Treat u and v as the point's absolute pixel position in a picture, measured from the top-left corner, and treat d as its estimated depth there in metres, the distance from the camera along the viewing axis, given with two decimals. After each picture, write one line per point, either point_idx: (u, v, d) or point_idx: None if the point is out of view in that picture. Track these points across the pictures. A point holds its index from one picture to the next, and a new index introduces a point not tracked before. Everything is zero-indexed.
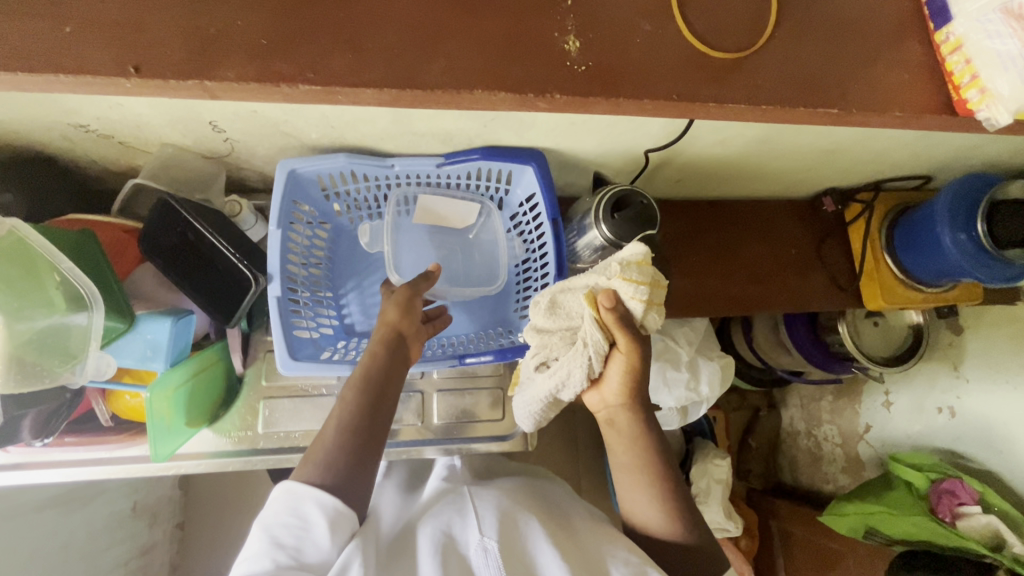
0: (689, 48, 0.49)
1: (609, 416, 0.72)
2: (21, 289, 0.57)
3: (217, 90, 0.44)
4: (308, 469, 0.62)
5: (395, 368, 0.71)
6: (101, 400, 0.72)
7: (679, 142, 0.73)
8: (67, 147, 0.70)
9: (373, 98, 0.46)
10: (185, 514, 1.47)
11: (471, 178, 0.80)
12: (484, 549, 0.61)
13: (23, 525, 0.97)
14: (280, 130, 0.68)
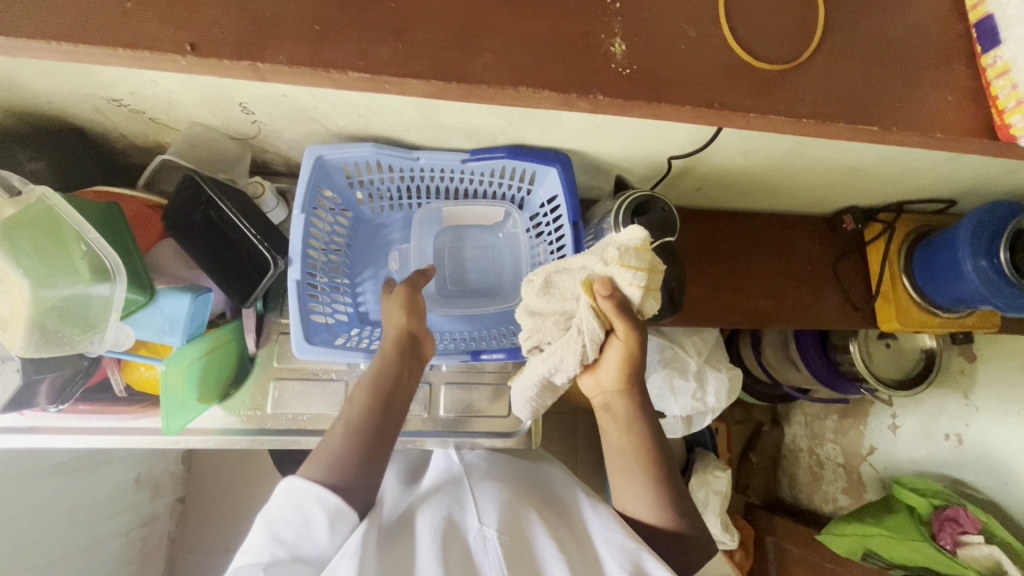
0: (735, 56, 0.49)
1: (605, 400, 0.71)
2: (46, 255, 0.58)
3: (267, 72, 0.44)
4: (314, 467, 0.63)
5: (408, 371, 0.73)
6: (116, 370, 0.73)
7: (703, 151, 0.73)
8: (99, 121, 0.71)
9: (417, 89, 0.46)
10: (186, 489, 1.50)
11: (494, 175, 0.80)
12: (483, 538, 0.63)
13: (30, 489, 0.99)
14: (308, 115, 0.69)
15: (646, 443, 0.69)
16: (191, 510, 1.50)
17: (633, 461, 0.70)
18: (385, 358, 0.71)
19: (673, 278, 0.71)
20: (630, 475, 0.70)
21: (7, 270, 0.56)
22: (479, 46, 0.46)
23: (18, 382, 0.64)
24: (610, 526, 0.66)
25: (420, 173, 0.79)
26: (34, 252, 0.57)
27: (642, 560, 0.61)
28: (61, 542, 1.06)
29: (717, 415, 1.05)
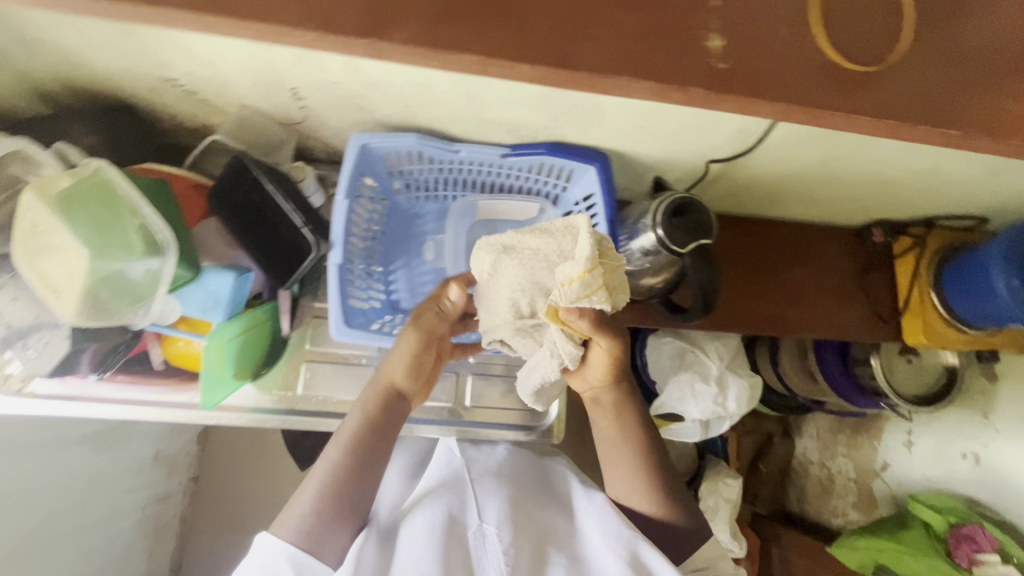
0: (821, 56, 0.47)
1: (594, 395, 0.81)
2: (103, 225, 0.60)
3: (384, 51, 0.41)
4: (283, 526, 0.65)
5: (388, 429, 0.74)
6: (156, 345, 0.75)
7: (742, 156, 0.74)
8: (152, 100, 0.73)
9: (521, 75, 0.43)
10: (200, 468, 1.52)
11: (532, 171, 0.81)
12: (483, 535, 0.67)
13: (57, 458, 1.00)
14: (357, 103, 0.70)
15: (640, 430, 0.80)
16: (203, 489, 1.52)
17: (630, 447, 0.79)
18: (365, 418, 0.73)
19: (707, 282, 0.70)
20: (625, 463, 0.79)
21: (68, 239, 0.58)
22: (575, 36, 0.44)
23: (66, 349, 0.67)
24: (608, 519, 0.71)
25: (460, 165, 0.80)
26: (92, 222, 0.60)
27: (637, 549, 0.67)
28: (83, 512, 1.08)
29: (735, 422, 1.05)
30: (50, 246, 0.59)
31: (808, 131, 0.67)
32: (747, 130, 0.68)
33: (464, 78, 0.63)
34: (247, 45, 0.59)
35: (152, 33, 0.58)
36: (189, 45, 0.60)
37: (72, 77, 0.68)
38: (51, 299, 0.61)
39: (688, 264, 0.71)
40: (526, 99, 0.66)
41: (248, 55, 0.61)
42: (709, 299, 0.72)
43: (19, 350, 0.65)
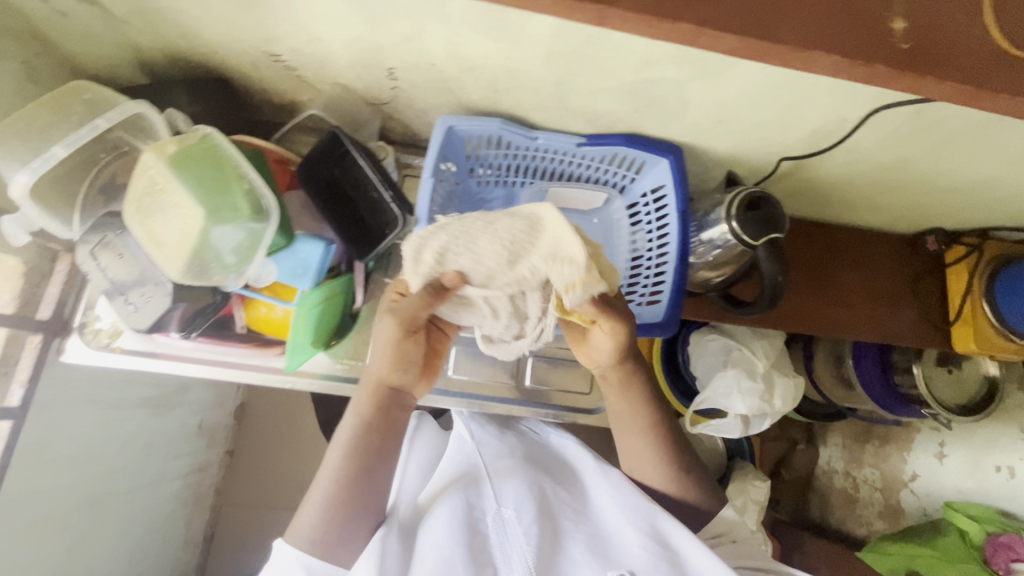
0: (995, 45, 0.42)
1: (600, 372, 0.78)
2: (210, 184, 0.63)
3: (611, 18, 0.39)
4: (299, 536, 0.67)
5: (386, 429, 0.71)
6: (240, 308, 0.78)
7: (814, 155, 0.76)
8: (249, 75, 0.76)
9: (727, 47, 0.41)
10: (235, 443, 1.55)
11: (603, 162, 0.84)
12: (501, 520, 0.71)
13: (121, 419, 1.04)
14: (447, 87, 0.73)
15: (649, 409, 0.78)
16: (238, 463, 1.55)
17: (643, 421, 0.79)
18: (361, 423, 0.70)
19: (776, 276, 0.72)
20: (641, 438, 0.79)
21: (186, 198, 0.62)
22: (777, 9, 0.40)
23: (163, 307, 0.70)
24: (625, 493, 0.74)
25: (535, 152, 0.82)
26: (200, 181, 0.63)
27: (655, 522, 0.70)
28: (138, 474, 1.11)
29: (776, 419, 1.07)
30: (165, 207, 0.63)
31: (885, 132, 0.69)
32: (823, 129, 0.70)
33: (560, 66, 0.66)
34: (359, 24, 0.62)
35: (272, 9, 0.62)
36: (303, 22, 0.63)
37: (179, 49, 0.72)
38: (161, 255, 0.65)
39: (760, 257, 0.72)
40: (614, 89, 0.69)
41: (357, 33, 0.64)
42: (775, 294, 0.73)
43: (125, 301, 0.72)
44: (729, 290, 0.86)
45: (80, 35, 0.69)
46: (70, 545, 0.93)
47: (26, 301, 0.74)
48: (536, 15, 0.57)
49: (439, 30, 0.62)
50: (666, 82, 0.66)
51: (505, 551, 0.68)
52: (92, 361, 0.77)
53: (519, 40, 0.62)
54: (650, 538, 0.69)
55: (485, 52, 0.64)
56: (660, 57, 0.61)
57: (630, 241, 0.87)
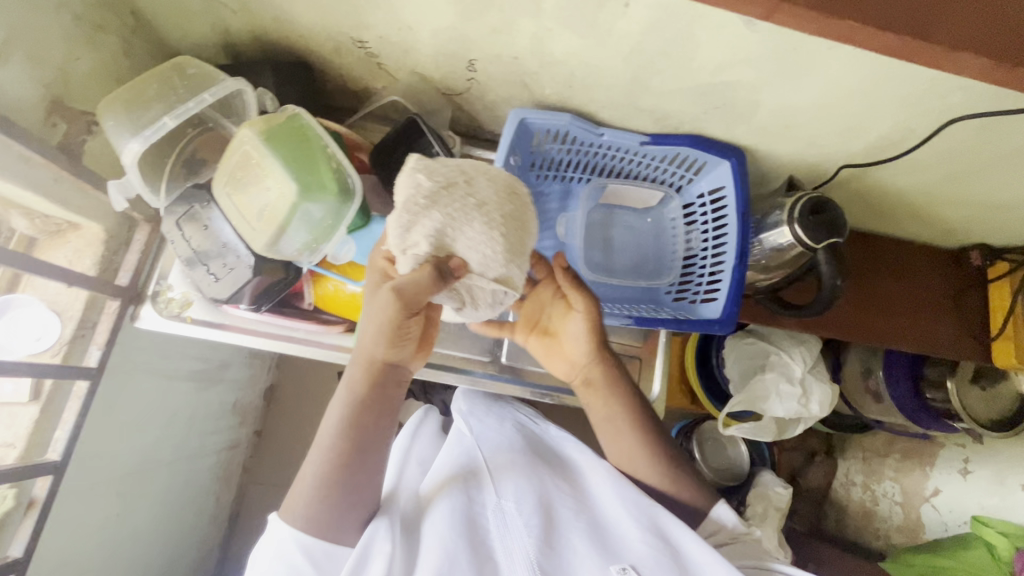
0: None
1: (584, 376, 0.77)
2: (298, 157, 0.65)
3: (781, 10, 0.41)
4: (293, 514, 0.63)
5: (380, 404, 0.64)
6: (308, 284, 0.81)
7: (874, 164, 0.78)
8: (329, 60, 0.79)
9: (881, 44, 0.43)
10: (263, 424, 1.56)
11: (664, 161, 0.86)
12: (501, 512, 0.68)
13: (173, 394, 1.05)
14: (523, 80, 0.75)
15: (632, 412, 0.76)
16: (265, 444, 1.56)
17: (629, 426, 0.76)
18: (353, 399, 0.63)
19: (836, 279, 0.74)
20: (629, 441, 0.75)
21: (279, 173, 0.64)
22: (937, 8, 0.42)
23: (246, 278, 0.73)
24: (625, 490, 0.71)
25: (599, 149, 0.85)
26: (285, 152, 0.65)
27: (656, 520, 0.68)
28: (181, 445, 1.13)
29: (810, 424, 1.08)
30: (247, 175, 0.67)
31: (950, 143, 0.70)
32: (888, 138, 0.72)
33: (640, 65, 0.68)
34: (450, 14, 0.65)
35: None
36: (397, 11, 0.66)
37: (267, 31, 0.74)
38: (251, 227, 0.68)
39: (820, 260, 0.75)
40: (688, 90, 0.71)
41: (447, 24, 0.67)
42: (834, 297, 0.75)
43: (206, 271, 0.75)
44: (779, 293, 0.88)
45: (176, 15, 0.72)
46: (118, 509, 0.95)
47: (105, 267, 0.77)
48: (628, 13, 0.59)
49: (529, 24, 0.64)
50: (742, 85, 0.68)
51: (506, 546, 0.65)
52: (164, 328, 0.79)
53: (606, 38, 0.64)
54: (652, 536, 0.67)
55: (570, 47, 0.66)
56: (742, 60, 0.63)
57: (684, 240, 0.90)
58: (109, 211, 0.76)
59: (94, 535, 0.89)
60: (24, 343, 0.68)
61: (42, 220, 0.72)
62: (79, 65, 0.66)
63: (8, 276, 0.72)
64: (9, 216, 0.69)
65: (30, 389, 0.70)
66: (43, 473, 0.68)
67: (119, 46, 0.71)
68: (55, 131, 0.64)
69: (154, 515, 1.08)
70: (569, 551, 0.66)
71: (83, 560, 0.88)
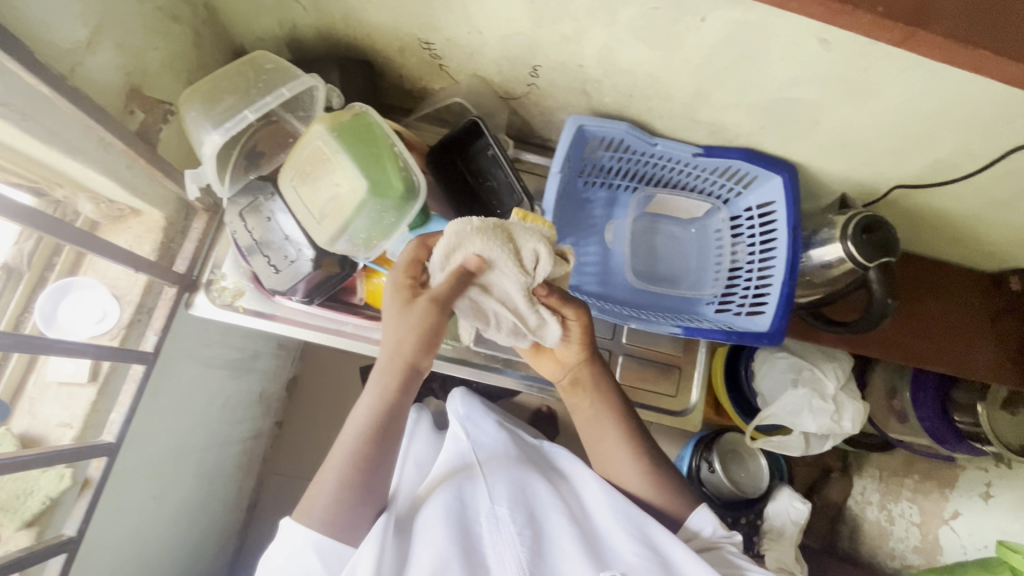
0: None
1: (573, 376, 0.76)
2: (363, 153, 0.67)
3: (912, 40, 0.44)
4: (308, 516, 0.62)
5: (403, 411, 0.65)
6: (360, 278, 0.82)
7: (926, 185, 0.78)
8: (391, 60, 0.80)
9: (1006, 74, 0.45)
10: (284, 415, 1.53)
11: (714, 174, 0.87)
12: (495, 517, 0.67)
13: (207, 381, 1.04)
14: (583, 87, 0.76)
15: (622, 418, 0.76)
16: (285, 436, 1.53)
17: (615, 431, 0.75)
18: (383, 399, 0.64)
19: (887, 299, 0.74)
20: (614, 441, 0.75)
21: (351, 169, 0.66)
22: None
23: (304, 271, 0.73)
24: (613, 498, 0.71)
25: (650, 158, 0.86)
26: (351, 147, 0.67)
27: (645, 529, 0.67)
28: (212, 432, 1.13)
29: (840, 440, 1.08)
30: (315, 176, 0.69)
31: (1008, 168, 0.70)
32: (945, 160, 0.72)
33: (706, 78, 0.68)
34: (522, 20, 0.66)
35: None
36: (469, 14, 0.67)
37: (334, 29, 0.75)
38: (314, 222, 0.70)
39: (870, 278, 0.75)
40: (750, 105, 0.72)
41: (516, 29, 0.67)
42: (883, 315, 0.75)
43: (265, 260, 0.75)
44: (821, 310, 0.89)
45: (248, 11, 0.73)
46: (154, 493, 0.95)
47: (163, 254, 0.77)
48: (704, 27, 0.60)
49: (601, 34, 0.65)
50: (807, 103, 0.68)
51: (498, 549, 0.65)
52: (216, 317, 0.80)
53: (676, 50, 0.65)
54: (641, 544, 0.66)
55: (638, 57, 0.67)
56: (812, 78, 0.64)
57: (730, 254, 0.91)
58: (169, 198, 0.77)
59: (131, 518, 0.90)
60: (82, 326, 0.71)
61: (107, 205, 0.73)
62: (156, 54, 0.67)
63: (72, 259, 0.74)
64: (77, 199, 0.70)
65: (88, 370, 0.71)
66: (99, 454, 0.69)
67: (191, 37, 0.72)
68: (133, 119, 0.65)
69: (184, 501, 1.08)
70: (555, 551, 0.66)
71: (120, 542, 0.88)
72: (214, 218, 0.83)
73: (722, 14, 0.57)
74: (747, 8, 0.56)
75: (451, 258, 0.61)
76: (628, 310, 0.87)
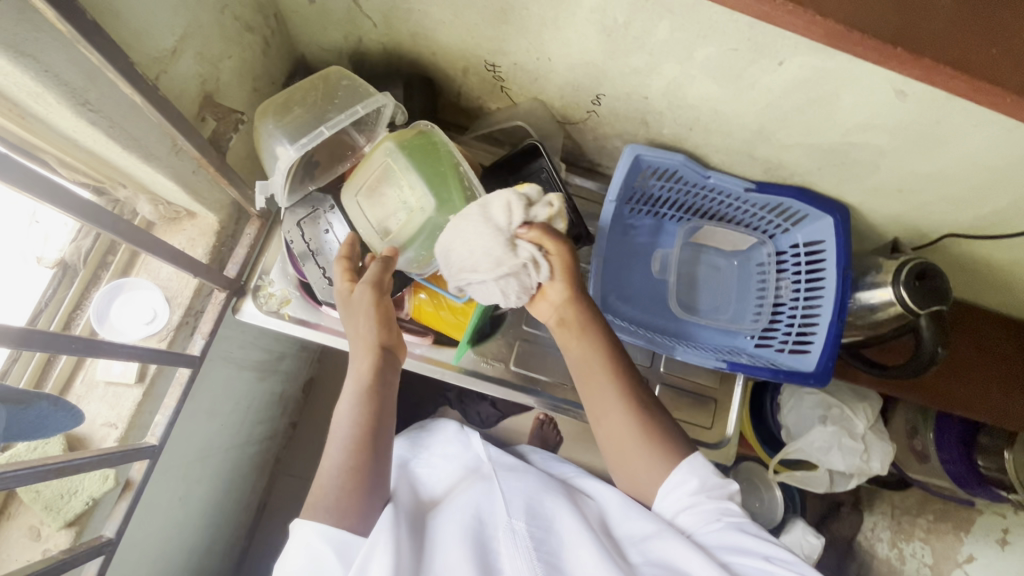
0: None
1: (559, 316, 0.69)
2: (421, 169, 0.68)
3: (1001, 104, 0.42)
4: (315, 509, 0.61)
5: (384, 391, 0.67)
6: (407, 294, 0.81)
7: (980, 234, 0.78)
8: (453, 79, 0.80)
9: None
10: (300, 416, 1.48)
11: (763, 209, 0.87)
12: (512, 530, 0.64)
13: (234, 381, 1.02)
14: (644, 118, 0.76)
15: (615, 353, 0.68)
16: (299, 437, 1.48)
17: (610, 381, 0.67)
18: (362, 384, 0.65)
19: (936, 346, 0.74)
20: (613, 384, 0.68)
21: (420, 193, 0.67)
22: None
23: None
24: (631, 509, 0.69)
25: (701, 190, 0.86)
26: (417, 161, 0.68)
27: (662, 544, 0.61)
28: (235, 432, 1.11)
29: (865, 480, 1.08)
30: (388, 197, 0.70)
31: None
32: (1002, 214, 0.72)
33: (771, 118, 0.69)
34: (595, 52, 0.66)
35: (517, 26, 0.66)
36: (542, 42, 0.67)
37: (401, 46, 0.75)
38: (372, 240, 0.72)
39: (920, 325, 0.76)
40: (811, 146, 0.72)
41: (586, 59, 0.68)
42: (931, 363, 0.76)
43: (319, 269, 0.75)
44: (864, 351, 0.89)
45: (317, 24, 0.74)
46: (179, 494, 0.94)
47: (214, 258, 0.77)
48: (780, 71, 0.61)
49: (673, 69, 0.65)
50: (870, 149, 0.69)
51: (510, 559, 0.61)
52: (262, 323, 0.80)
53: (746, 90, 0.65)
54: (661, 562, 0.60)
55: (707, 93, 0.68)
56: (880, 126, 0.64)
57: (773, 289, 0.91)
58: (224, 203, 0.77)
59: (155, 519, 0.89)
60: (134, 326, 0.71)
61: (165, 206, 0.73)
62: (229, 62, 0.67)
63: (126, 258, 0.74)
64: (137, 200, 0.70)
65: (136, 371, 0.71)
66: (142, 457, 0.69)
67: (260, 45, 0.72)
68: (204, 126, 0.65)
69: (205, 501, 1.07)
70: (569, 555, 0.61)
71: (143, 543, 0.87)
72: (265, 225, 0.82)
73: (800, 60, 0.58)
74: (828, 57, 0.56)
75: (460, 254, 0.63)
76: (671, 340, 0.87)
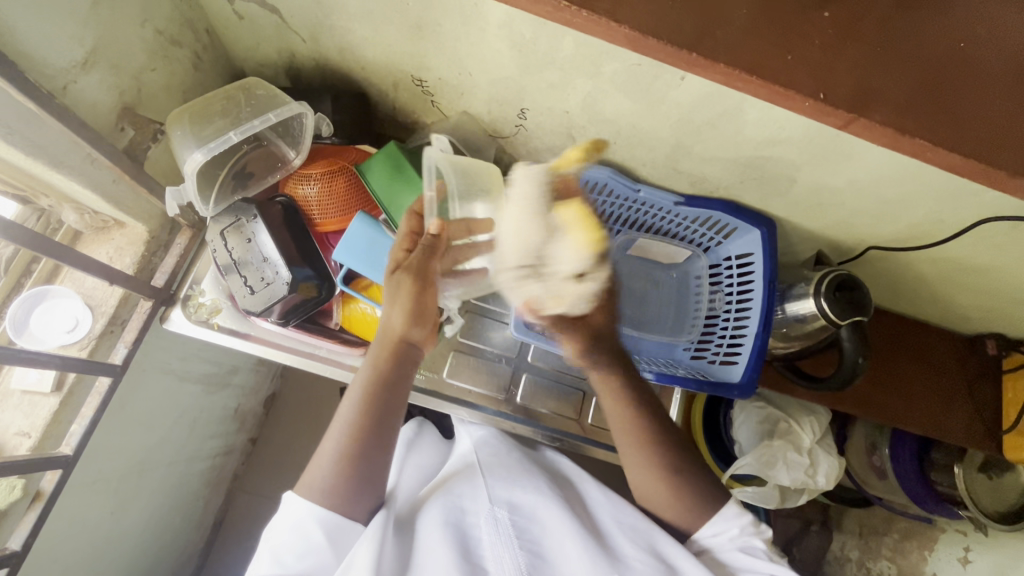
0: None
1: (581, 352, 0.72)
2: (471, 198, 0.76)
3: (817, 109, 0.41)
4: (309, 488, 0.62)
5: (403, 377, 0.68)
6: (337, 304, 0.81)
7: (899, 246, 0.78)
8: (386, 94, 0.82)
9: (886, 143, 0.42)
10: (261, 431, 1.38)
11: (694, 223, 0.88)
12: (494, 519, 0.66)
13: (174, 393, 0.99)
14: (569, 132, 0.78)
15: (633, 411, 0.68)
16: (260, 452, 1.37)
17: (635, 431, 0.68)
18: (375, 371, 0.67)
19: (857, 356, 0.74)
20: (628, 446, 0.68)
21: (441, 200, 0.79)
22: (932, 113, 0.41)
23: (279, 293, 0.74)
24: (622, 506, 0.69)
25: (633, 204, 0.87)
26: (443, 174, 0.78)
27: (654, 540, 0.64)
28: (180, 448, 1.08)
29: (815, 494, 1.07)
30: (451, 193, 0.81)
31: (971, 238, 0.71)
32: (916, 226, 0.73)
33: (685, 132, 0.70)
34: (509, 66, 0.68)
35: (433, 41, 0.67)
36: (460, 58, 0.69)
37: (331, 62, 0.77)
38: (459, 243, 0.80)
39: (842, 335, 0.76)
40: (729, 161, 0.73)
41: (504, 73, 0.70)
42: (853, 373, 0.76)
43: (242, 278, 0.76)
44: (798, 362, 0.89)
45: (247, 41, 0.76)
46: (108, 509, 0.92)
47: (142, 268, 0.77)
48: (683, 86, 0.62)
49: (585, 84, 0.67)
50: (783, 163, 0.70)
51: (493, 550, 0.63)
52: (190, 333, 0.79)
53: (656, 105, 0.67)
54: (649, 553, 0.62)
55: (621, 106, 0.69)
56: (788, 139, 0.65)
57: (708, 302, 0.92)
58: (155, 213, 0.78)
59: (81, 533, 0.87)
60: (53, 334, 0.70)
61: (91, 216, 0.73)
62: (153, 76, 0.69)
63: (49, 268, 0.75)
64: (61, 208, 0.70)
65: (53, 380, 0.71)
66: (54, 466, 0.68)
67: (191, 60, 0.74)
68: (122, 136, 0.68)
69: (146, 521, 1.05)
70: (552, 546, 0.65)
71: (63, 560, 0.85)
72: (198, 235, 0.83)
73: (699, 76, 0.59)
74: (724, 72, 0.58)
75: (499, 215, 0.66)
76: None
